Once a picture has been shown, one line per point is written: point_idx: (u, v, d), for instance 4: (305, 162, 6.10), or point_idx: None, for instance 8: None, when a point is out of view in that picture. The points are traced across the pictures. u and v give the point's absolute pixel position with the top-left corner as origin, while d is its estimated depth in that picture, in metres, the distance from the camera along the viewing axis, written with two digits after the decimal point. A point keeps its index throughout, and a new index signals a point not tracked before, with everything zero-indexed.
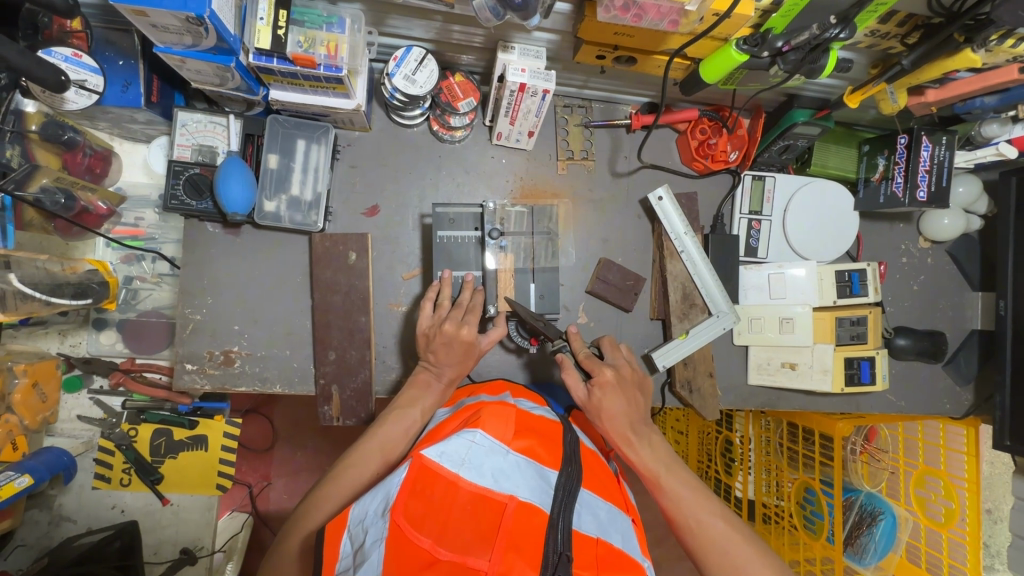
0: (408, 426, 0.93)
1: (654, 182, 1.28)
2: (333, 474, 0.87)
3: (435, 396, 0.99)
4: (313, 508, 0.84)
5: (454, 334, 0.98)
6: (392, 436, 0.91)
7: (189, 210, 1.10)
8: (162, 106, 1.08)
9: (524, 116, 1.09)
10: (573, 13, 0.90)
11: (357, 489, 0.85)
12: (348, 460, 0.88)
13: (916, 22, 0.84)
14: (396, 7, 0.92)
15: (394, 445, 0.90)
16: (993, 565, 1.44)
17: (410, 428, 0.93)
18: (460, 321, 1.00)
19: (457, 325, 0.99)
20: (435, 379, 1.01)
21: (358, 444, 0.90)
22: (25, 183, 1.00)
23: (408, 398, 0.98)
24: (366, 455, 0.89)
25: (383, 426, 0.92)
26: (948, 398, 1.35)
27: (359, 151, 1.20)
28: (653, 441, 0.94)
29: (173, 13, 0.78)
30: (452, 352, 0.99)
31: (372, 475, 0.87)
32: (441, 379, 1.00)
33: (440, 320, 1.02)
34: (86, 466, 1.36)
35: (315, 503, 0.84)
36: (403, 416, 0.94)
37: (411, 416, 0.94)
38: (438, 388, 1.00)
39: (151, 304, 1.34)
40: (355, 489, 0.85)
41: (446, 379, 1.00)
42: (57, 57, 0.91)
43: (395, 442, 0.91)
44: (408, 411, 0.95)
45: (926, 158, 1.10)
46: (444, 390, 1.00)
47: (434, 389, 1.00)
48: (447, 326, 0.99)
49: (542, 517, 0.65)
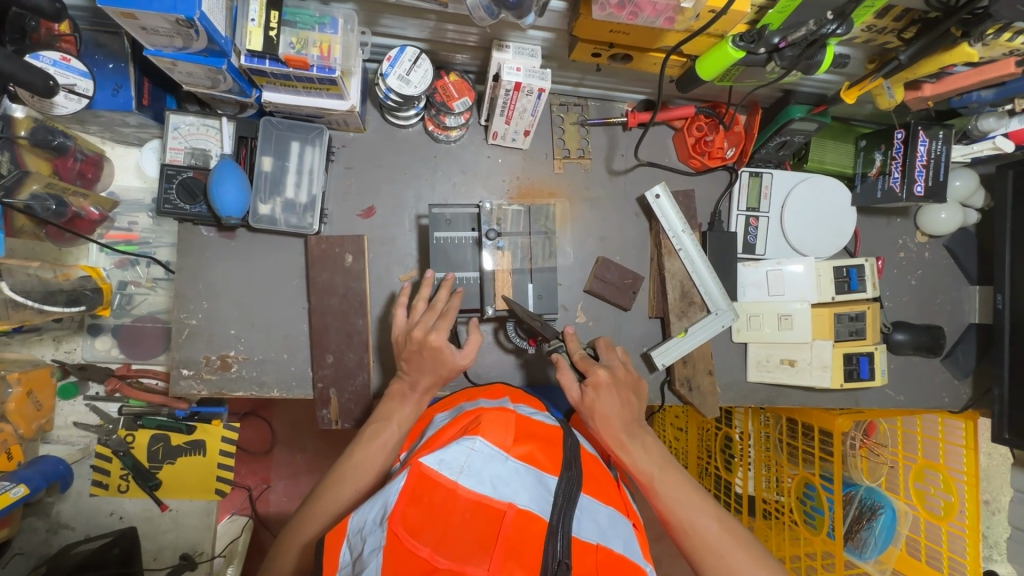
0: (386, 440, 0.92)
1: (652, 180, 1.27)
2: (319, 494, 0.88)
3: (412, 406, 0.97)
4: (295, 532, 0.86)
5: (423, 340, 0.95)
6: (372, 454, 0.91)
7: (183, 214, 1.09)
8: (154, 109, 1.06)
9: (520, 115, 1.09)
10: (568, 11, 0.89)
11: (338, 510, 0.86)
12: (329, 481, 0.89)
13: (912, 16, 0.83)
14: (389, 7, 0.91)
15: (373, 461, 0.90)
16: (992, 556, 1.44)
17: (388, 442, 0.92)
18: (431, 327, 0.97)
19: (428, 331, 0.96)
20: (410, 389, 0.98)
21: (337, 465, 0.91)
22: (15, 189, 1.00)
23: (385, 412, 0.96)
24: (347, 474, 0.89)
25: (362, 444, 0.92)
26: (946, 391, 1.35)
27: (353, 152, 1.19)
28: (647, 442, 0.92)
29: (163, 15, 0.77)
30: (423, 361, 0.96)
31: (355, 493, 0.88)
32: (417, 389, 0.97)
33: (413, 325, 0.99)
34: (83, 473, 1.35)
35: (297, 526, 0.86)
36: (381, 432, 0.93)
37: (389, 431, 0.93)
38: (414, 398, 0.97)
39: (146, 309, 1.31)
40: (336, 511, 0.86)
41: (421, 389, 0.97)
42: (46, 61, 0.90)
43: (375, 457, 0.90)
44: (386, 425, 0.94)
45: (923, 153, 1.09)
46: (421, 399, 0.98)
47: (410, 400, 0.97)
48: (417, 332, 0.96)
49: (542, 524, 0.66)
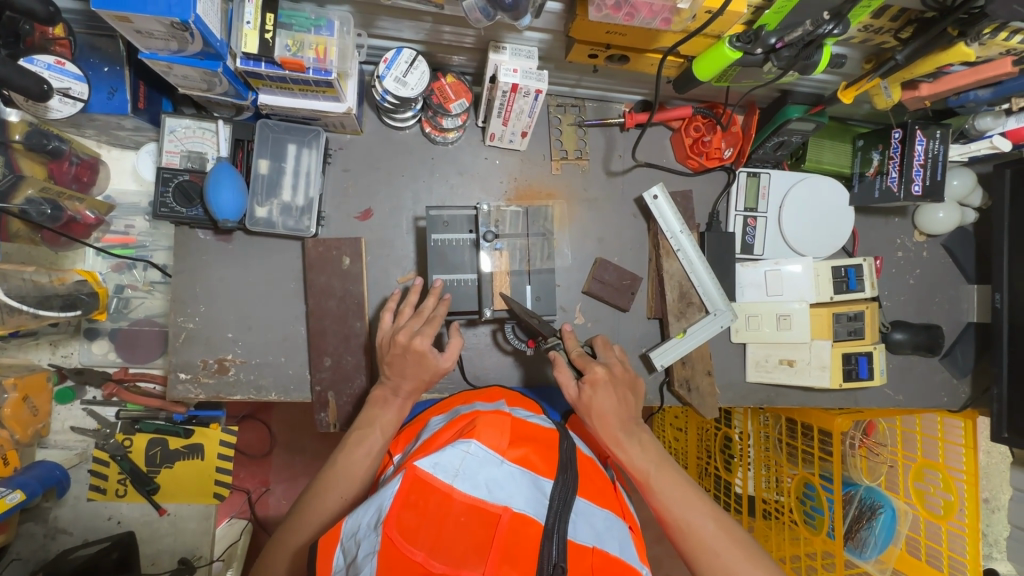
0: (369, 448, 0.92)
1: (650, 181, 1.27)
2: (306, 504, 0.87)
3: (394, 412, 0.97)
4: (282, 545, 0.85)
5: (407, 344, 0.96)
6: (356, 460, 0.91)
7: (179, 217, 1.09)
8: (150, 112, 1.06)
9: (517, 116, 1.09)
10: (565, 12, 0.89)
11: (323, 520, 0.85)
12: (315, 491, 0.88)
13: (909, 16, 0.83)
14: (385, 9, 0.91)
15: (357, 469, 0.90)
16: (992, 554, 1.44)
17: (372, 448, 0.92)
18: (416, 331, 0.98)
19: (412, 335, 0.97)
20: (391, 395, 0.98)
21: (322, 476, 0.90)
22: (10, 193, 0.99)
23: (367, 419, 0.96)
24: (331, 484, 0.88)
25: (345, 452, 0.92)
26: (946, 390, 1.34)
27: (350, 154, 1.19)
28: (643, 440, 0.92)
29: (157, 18, 0.77)
30: (406, 365, 0.96)
31: (342, 501, 0.87)
32: (398, 394, 0.97)
33: (397, 329, 1.00)
34: (80, 478, 1.35)
35: (285, 539, 0.85)
36: (364, 438, 0.93)
37: (373, 437, 0.94)
38: (396, 403, 0.97)
39: (143, 313, 1.31)
40: (321, 522, 0.85)
41: (404, 394, 0.97)
42: (40, 65, 0.90)
43: (359, 465, 0.90)
44: (370, 432, 0.94)
45: (921, 152, 1.09)
46: (403, 404, 0.97)
47: (392, 405, 0.97)
48: (401, 336, 0.97)
49: (537, 527, 0.65)
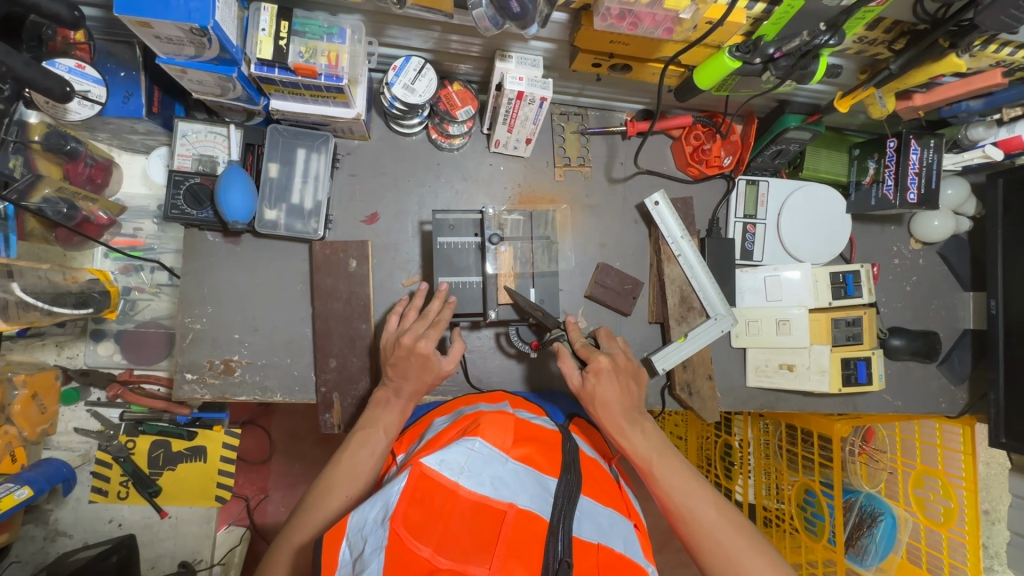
0: (374, 447, 0.93)
1: (651, 187, 1.30)
2: (312, 501, 0.88)
3: (397, 412, 0.98)
4: (284, 545, 0.84)
5: (412, 346, 0.97)
6: (360, 459, 0.91)
7: (189, 220, 1.10)
8: (163, 117, 1.08)
9: (521, 123, 1.11)
10: (570, 22, 0.92)
11: (328, 519, 0.85)
12: (320, 489, 0.88)
13: (902, 28, 0.87)
14: (395, 17, 0.94)
15: (361, 468, 0.90)
16: (993, 566, 1.44)
17: (376, 448, 0.93)
18: (421, 334, 0.99)
19: (417, 337, 0.99)
20: (394, 395, 0.99)
21: (326, 474, 0.90)
22: (27, 193, 1.01)
23: (370, 420, 0.97)
24: (337, 483, 0.89)
25: (350, 452, 0.92)
26: (943, 396, 1.36)
27: (358, 160, 1.21)
28: (645, 428, 0.94)
29: (178, 23, 0.80)
30: (410, 366, 0.98)
31: (346, 499, 0.87)
32: (400, 395, 0.99)
33: (402, 331, 1.02)
34: (83, 479, 1.36)
35: (287, 539, 0.84)
36: (368, 438, 0.94)
37: (377, 437, 0.94)
38: (398, 404, 0.98)
39: (149, 315, 1.33)
40: (326, 520, 0.85)
41: (405, 395, 0.98)
42: (61, 68, 0.92)
43: (363, 465, 0.91)
44: (374, 433, 0.95)
45: (915, 161, 1.12)
46: (405, 405, 0.99)
47: (394, 406, 0.98)
48: (406, 338, 0.99)
49: (542, 525, 0.66)
